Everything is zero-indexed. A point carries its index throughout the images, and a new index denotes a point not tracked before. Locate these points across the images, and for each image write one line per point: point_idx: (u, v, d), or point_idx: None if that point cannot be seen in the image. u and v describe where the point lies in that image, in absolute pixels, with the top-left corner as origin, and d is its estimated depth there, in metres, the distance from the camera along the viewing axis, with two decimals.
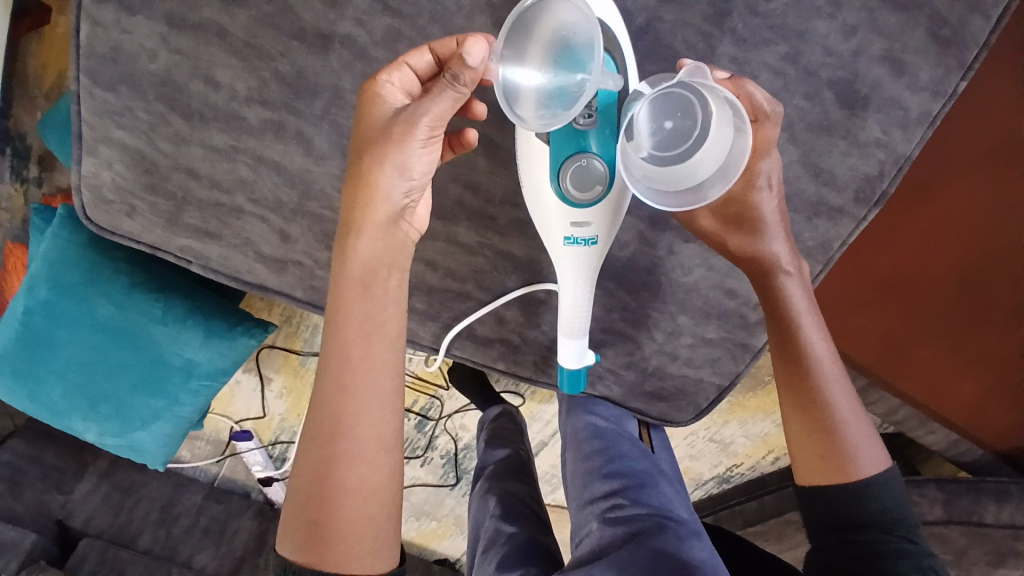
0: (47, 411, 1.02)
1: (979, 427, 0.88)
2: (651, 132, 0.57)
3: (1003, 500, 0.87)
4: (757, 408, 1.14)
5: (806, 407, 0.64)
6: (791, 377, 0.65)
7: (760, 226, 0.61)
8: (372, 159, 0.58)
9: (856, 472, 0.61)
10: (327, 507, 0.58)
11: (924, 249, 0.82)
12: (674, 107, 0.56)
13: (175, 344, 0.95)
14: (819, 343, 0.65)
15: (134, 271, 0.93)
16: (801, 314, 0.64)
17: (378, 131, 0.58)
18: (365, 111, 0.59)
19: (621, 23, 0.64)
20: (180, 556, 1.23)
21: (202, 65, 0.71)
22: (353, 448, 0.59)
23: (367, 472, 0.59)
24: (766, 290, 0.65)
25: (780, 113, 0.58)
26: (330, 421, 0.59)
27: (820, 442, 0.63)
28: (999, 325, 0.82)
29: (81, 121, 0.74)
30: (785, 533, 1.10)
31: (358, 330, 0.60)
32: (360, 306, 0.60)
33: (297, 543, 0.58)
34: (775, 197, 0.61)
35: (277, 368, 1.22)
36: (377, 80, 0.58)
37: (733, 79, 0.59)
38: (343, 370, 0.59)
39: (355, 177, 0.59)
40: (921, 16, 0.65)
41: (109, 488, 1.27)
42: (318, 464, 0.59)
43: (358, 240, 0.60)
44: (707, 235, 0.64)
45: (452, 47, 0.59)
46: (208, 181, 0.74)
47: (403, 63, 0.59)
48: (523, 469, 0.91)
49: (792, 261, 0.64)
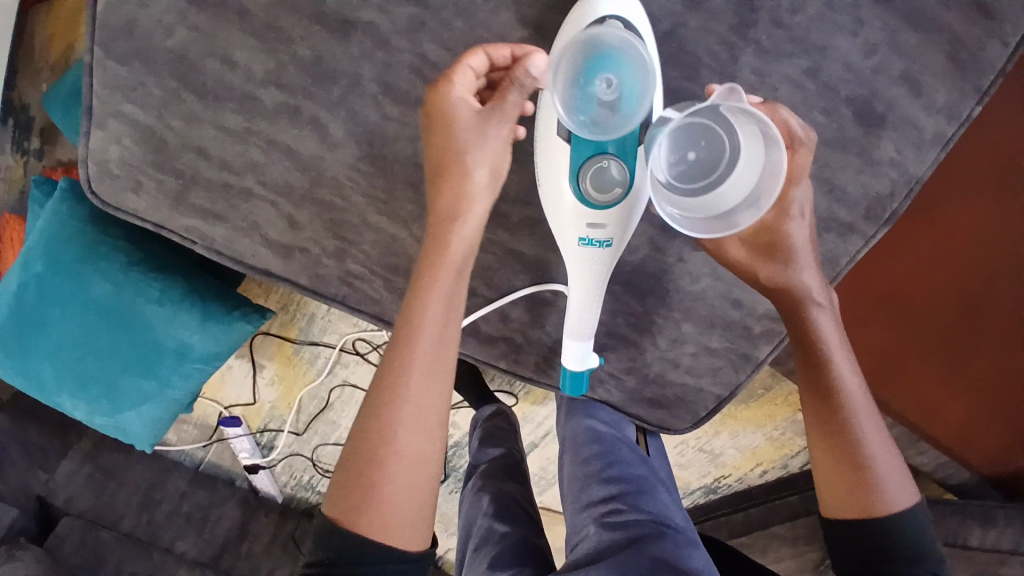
0: (34, 387, 1.00)
1: (972, 453, 0.89)
2: (675, 162, 0.57)
3: (989, 524, 0.87)
4: (748, 421, 1.14)
5: (839, 445, 0.62)
6: (822, 412, 0.63)
7: (786, 254, 0.61)
8: (460, 152, 0.60)
9: (886, 508, 0.61)
10: (373, 477, 0.56)
11: (931, 278, 0.82)
12: (697, 136, 0.57)
13: (169, 326, 0.93)
14: (850, 377, 0.63)
15: (132, 250, 0.92)
16: (833, 347, 0.63)
17: (470, 131, 0.60)
18: (444, 113, 0.60)
19: (646, 23, 0.64)
20: (161, 541, 1.23)
21: (220, 44, 0.70)
22: (413, 420, 0.57)
23: (424, 447, 0.57)
24: (798, 322, 0.64)
25: (814, 141, 0.60)
26: (390, 393, 0.57)
27: (850, 478, 0.62)
28: (1001, 357, 0.81)
29: (91, 94, 0.73)
30: (769, 546, 1.12)
31: (439, 310, 0.59)
32: (445, 287, 0.59)
33: (338, 509, 0.57)
34: (807, 225, 0.62)
35: (270, 356, 1.21)
36: (449, 85, 0.60)
37: (767, 106, 0.61)
38: (417, 347, 0.58)
39: (446, 169, 0.61)
40: (942, 39, 0.66)
41: (91, 469, 1.24)
42: (373, 434, 0.57)
43: (463, 227, 0.60)
44: (734, 265, 0.64)
45: (507, 54, 0.62)
46: (218, 162, 0.73)
47: (466, 67, 0.61)
48: (518, 469, 0.90)
49: (821, 291, 0.63)
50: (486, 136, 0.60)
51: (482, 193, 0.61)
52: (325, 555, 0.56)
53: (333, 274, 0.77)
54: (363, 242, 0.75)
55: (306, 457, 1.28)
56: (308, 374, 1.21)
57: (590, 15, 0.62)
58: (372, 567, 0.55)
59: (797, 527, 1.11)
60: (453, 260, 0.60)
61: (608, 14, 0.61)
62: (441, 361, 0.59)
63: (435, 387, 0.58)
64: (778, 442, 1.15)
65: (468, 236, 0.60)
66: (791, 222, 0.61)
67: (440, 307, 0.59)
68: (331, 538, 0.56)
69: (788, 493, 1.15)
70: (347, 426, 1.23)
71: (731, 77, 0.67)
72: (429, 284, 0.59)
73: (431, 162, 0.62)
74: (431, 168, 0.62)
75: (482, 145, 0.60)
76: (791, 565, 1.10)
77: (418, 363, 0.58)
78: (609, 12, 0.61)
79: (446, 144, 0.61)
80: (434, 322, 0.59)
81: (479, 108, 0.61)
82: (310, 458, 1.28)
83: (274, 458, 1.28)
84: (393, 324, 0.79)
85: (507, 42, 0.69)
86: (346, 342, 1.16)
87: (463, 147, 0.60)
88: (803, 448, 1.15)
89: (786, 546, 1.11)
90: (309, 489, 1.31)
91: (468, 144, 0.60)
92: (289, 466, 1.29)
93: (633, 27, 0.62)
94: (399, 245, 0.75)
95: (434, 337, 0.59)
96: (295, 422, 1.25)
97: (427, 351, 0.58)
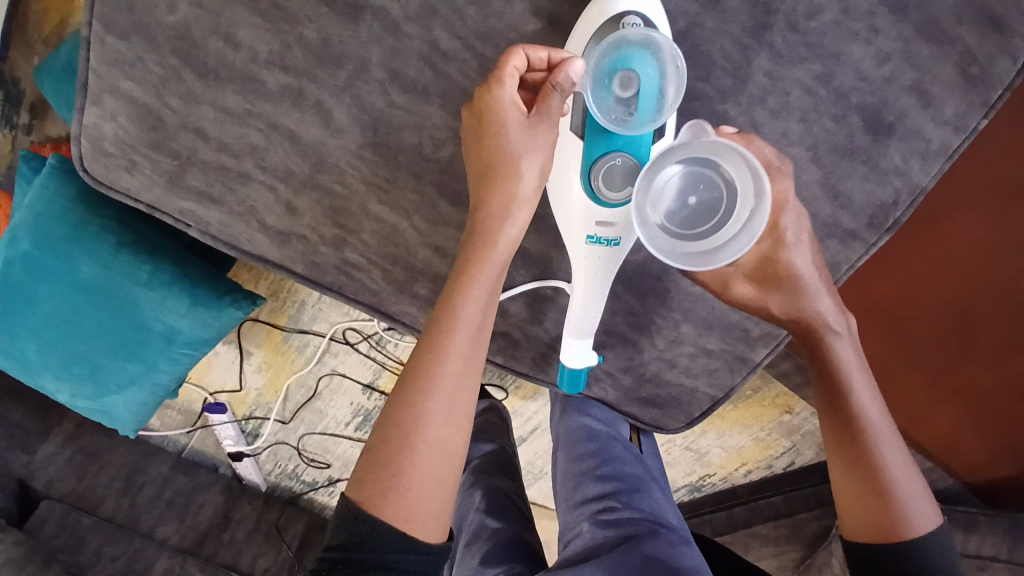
0: (17, 364, 0.97)
1: (951, 458, 0.91)
2: (674, 213, 0.58)
3: (970, 530, 0.87)
4: (735, 421, 1.12)
5: (859, 469, 0.64)
6: (841, 438, 0.65)
7: (791, 284, 0.62)
8: (512, 156, 0.60)
9: (911, 533, 0.62)
10: (401, 464, 0.56)
11: (928, 290, 0.83)
12: (694, 182, 0.57)
13: (158, 309, 0.91)
14: (870, 405, 0.64)
15: (122, 231, 0.89)
16: (852, 376, 0.64)
17: (522, 135, 0.60)
18: (492, 118, 0.60)
19: (661, 15, 0.63)
20: (141, 526, 1.20)
21: (223, 22, 0.68)
22: (442, 410, 0.57)
23: (453, 438, 0.58)
24: (815, 350, 0.65)
25: (788, 168, 0.61)
26: (425, 382, 0.57)
27: (872, 504, 0.63)
28: (985, 368, 0.82)
29: (88, 69, 0.71)
30: (751, 545, 1.15)
31: (477, 306, 0.59)
32: (487, 283, 0.59)
33: (362, 494, 0.56)
34: (811, 254, 0.62)
35: (258, 343, 1.18)
36: (496, 94, 0.59)
37: (741, 134, 0.61)
38: (452, 342, 0.58)
39: (492, 171, 0.61)
40: (954, 52, 0.66)
41: (72, 452, 1.21)
42: (405, 421, 0.57)
43: (507, 225, 0.60)
44: (740, 300, 0.65)
45: (545, 57, 0.60)
46: (217, 144, 0.71)
47: (508, 71, 0.59)
48: (509, 466, 0.90)
49: (839, 320, 0.64)
50: (537, 143, 0.60)
51: (528, 197, 0.61)
52: (346, 539, 0.55)
53: (331, 263, 0.76)
54: (363, 231, 0.74)
55: (291, 446, 1.27)
56: (296, 363, 1.18)
57: (608, 11, 0.61)
58: (395, 556, 0.54)
59: (779, 527, 1.11)
60: (498, 258, 0.60)
61: (626, 9, 0.61)
62: (475, 355, 0.59)
63: (469, 379, 0.59)
64: (764, 443, 1.14)
65: (514, 236, 0.61)
66: (788, 250, 0.61)
67: (478, 303, 0.59)
68: (353, 524, 0.55)
69: (771, 492, 1.14)
70: (334, 416, 1.22)
71: (744, 80, 0.67)
72: (470, 279, 0.59)
73: (478, 163, 0.62)
74: (478, 170, 0.62)
75: (534, 149, 0.60)
76: (772, 563, 1.13)
77: (455, 354, 0.58)
78: (629, 8, 0.61)
79: (491, 146, 0.61)
80: (472, 315, 0.59)
81: (526, 113, 0.60)
82: (295, 447, 1.26)
83: (259, 446, 1.27)
84: (390, 316, 0.78)
85: (520, 34, 0.67)
86: (337, 331, 1.14)
87: (515, 150, 0.60)
88: (788, 449, 1.13)
89: (769, 545, 1.13)
90: (294, 478, 1.31)
91: (520, 148, 0.60)
92: (274, 454, 1.28)
93: (653, 25, 0.62)
94: (399, 235, 0.74)
95: (473, 331, 0.59)
96: (282, 410, 1.23)
97: (463, 343, 0.58)
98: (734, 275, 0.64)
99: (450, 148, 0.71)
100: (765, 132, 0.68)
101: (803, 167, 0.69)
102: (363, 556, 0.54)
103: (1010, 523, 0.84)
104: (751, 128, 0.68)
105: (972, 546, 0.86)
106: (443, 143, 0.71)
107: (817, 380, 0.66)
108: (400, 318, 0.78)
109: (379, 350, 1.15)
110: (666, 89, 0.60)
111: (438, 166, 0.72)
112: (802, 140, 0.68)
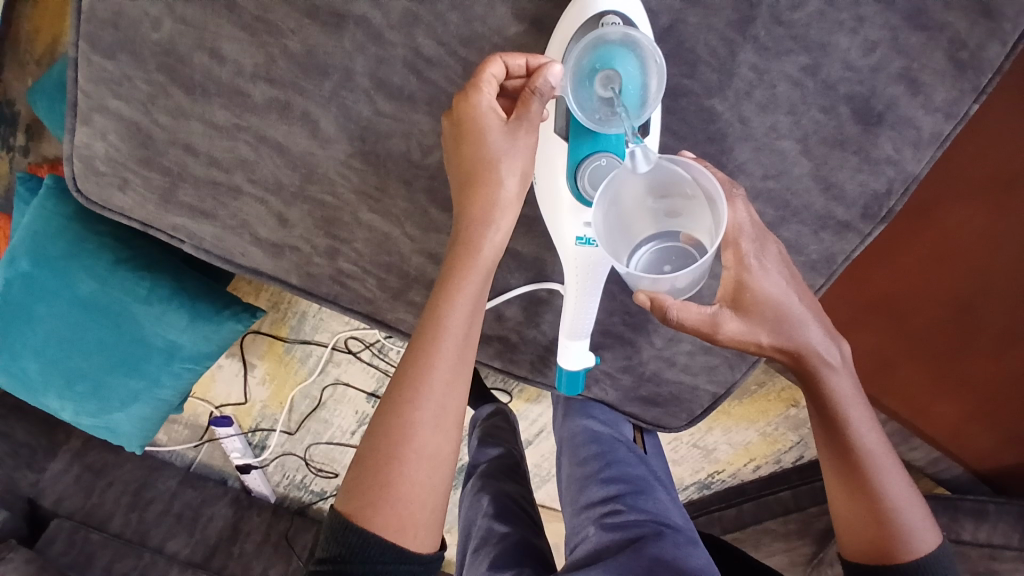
0: (19, 383, 0.98)
1: (958, 448, 0.91)
2: (642, 267, 0.58)
3: (980, 519, 0.86)
4: (741, 417, 1.11)
5: (860, 499, 0.63)
6: (840, 467, 0.64)
7: (774, 313, 0.58)
8: (493, 162, 0.60)
9: (912, 557, 0.62)
10: (389, 475, 0.56)
11: (924, 287, 0.81)
12: (671, 251, 0.57)
13: (158, 325, 0.92)
14: (867, 433, 0.63)
15: (118, 247, 0.89)
16: (849, 407, 0.62)
17: (502, 141, 0.59)
18: (471, 125, 0.59)
19: (643, 16, 0.63)
20: (151, 541, 1.22)
21: (208, 37, 0.68)
22: (432, 419, 0.57)
23: (441, 447, 0.58)
24: (810, 383, 0.62)
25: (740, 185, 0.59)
26: (412, 391, 0.57)
27: (872, 531, 0.63)
28: (984, 357, 0.81)
29: (77, 89, 0.71)
30: (762, 542, 1.14)
31: (463, 312, 0.59)
32: (473, 290, 0.59)
33: (352, 506, 0.56)
34: (779, 274, 0.59)
35: (261, 355, 1.17)
36: (475, 100, 0.59)
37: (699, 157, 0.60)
38: (438, 353, 0.58)
39: (472, 177, 0.61)
40: (941, 39, 0.65)
41: (81, 469, 1.23)
42: (393, 432, 0.57)
43: (491, 229, 0.60)
44: (731, 340, 0.59)
45: (524, 62, 0.59)
46: (206, 158, 0.72)
47: (488, 77, 0.58)
48: (516, 469, 0.89)
49: (834, 352, 0.61)
50: (517, 148, 0.60)
51: (512, 202, 0.61)
52: (337, 551, 0.55)
53: (325, 273, 0.76)
54: (355, 240, 0.74)
55: (298, 456, 1.27)
56: (299, 373, 1.18)
57: (587, 11, 0.62)
58: (387, 566, 0.54)
59: (789, 523, 1.10)
60: (484, 263, 0.60)
61: (605, 8, 0.61)
62: (463, 363, 0.59)
63: (457, 387, 0.59)
64: (771, 438, 1.12)
65: (498, 242, 0.61)
66: (754, 275, 0.58)
67: (464, 311, 0.59)
68: (344, 537, 0.55)
69: (782, 488, 1.13)
70: (339, 425, 1.22)
71: (730, 74, 0.67)
72: (455, 286, 0.59)
73: (460, 170, 0.62)
74: (461, 176, 0.62)
75: (514, 155, 0.60)
76: (784, 558, 1.12)
77: (442, 363, 0.58)
78: (609, 7, 0.61)
79: (472, 152, 0.60)
80: (459, 323, 0.59)
81: (505, 119, 0.60)
82: (303, 457, 1.27)
83: (266, 458, 1.27)
84: (386, 324, 0.78)
85: (503, 37, 0.67)
86: (339, 340, 1.13)
87: (495, 155, 0.59)
88: (796, 442, 1.11)
89: (779, 540, 1.12)
90: (302, 488, 1.31)
91: (500, 152, 0.59)
92: (281, 465, 1.28)
93: (633, 24, 0.62)
94: (393, 243, 0.74)
95: (460, 340, 0.59)
96: (287, 421, 1.23)
97: (451, 351, 0.58)
98: (721, 313, 0.58)
99: (438, 154, 0.71)
100: (754, 126, 0.68)
101: (794, 160, 0.69)
102: (355, 567, 0.54)
103: (1018, 512, 0.83)
104: (739, 123, 0.68)
105: (983, 535, 0.85)
106: (431, 149, 0.71)
107: (814, 411, 0.64)
108: (395, 326, 0.78)
109: (381, 358, 1.14)
110: (648, 83, 0.61)
111: (427, 173, 0.72)
112: (792, 133, 0.68)
